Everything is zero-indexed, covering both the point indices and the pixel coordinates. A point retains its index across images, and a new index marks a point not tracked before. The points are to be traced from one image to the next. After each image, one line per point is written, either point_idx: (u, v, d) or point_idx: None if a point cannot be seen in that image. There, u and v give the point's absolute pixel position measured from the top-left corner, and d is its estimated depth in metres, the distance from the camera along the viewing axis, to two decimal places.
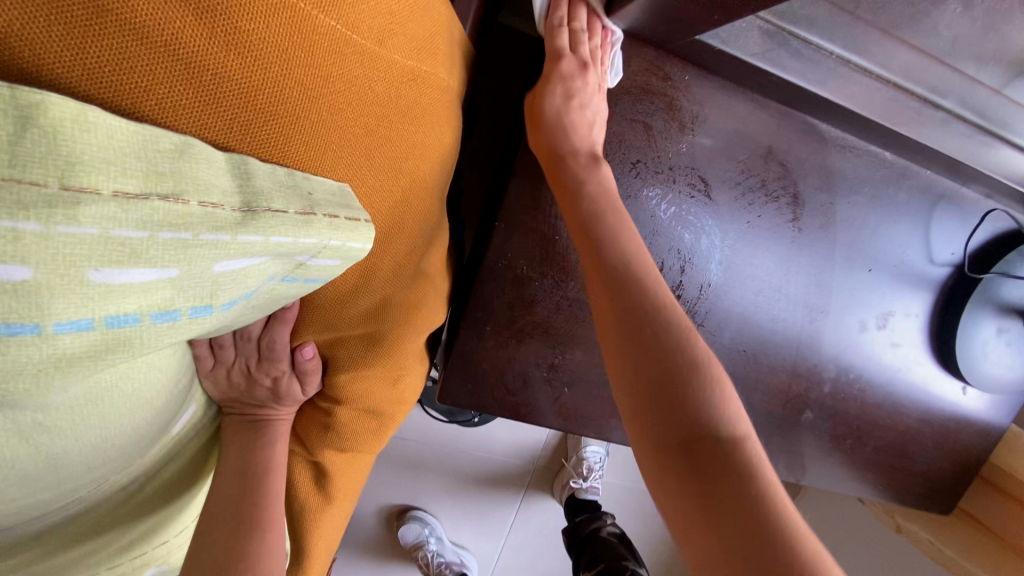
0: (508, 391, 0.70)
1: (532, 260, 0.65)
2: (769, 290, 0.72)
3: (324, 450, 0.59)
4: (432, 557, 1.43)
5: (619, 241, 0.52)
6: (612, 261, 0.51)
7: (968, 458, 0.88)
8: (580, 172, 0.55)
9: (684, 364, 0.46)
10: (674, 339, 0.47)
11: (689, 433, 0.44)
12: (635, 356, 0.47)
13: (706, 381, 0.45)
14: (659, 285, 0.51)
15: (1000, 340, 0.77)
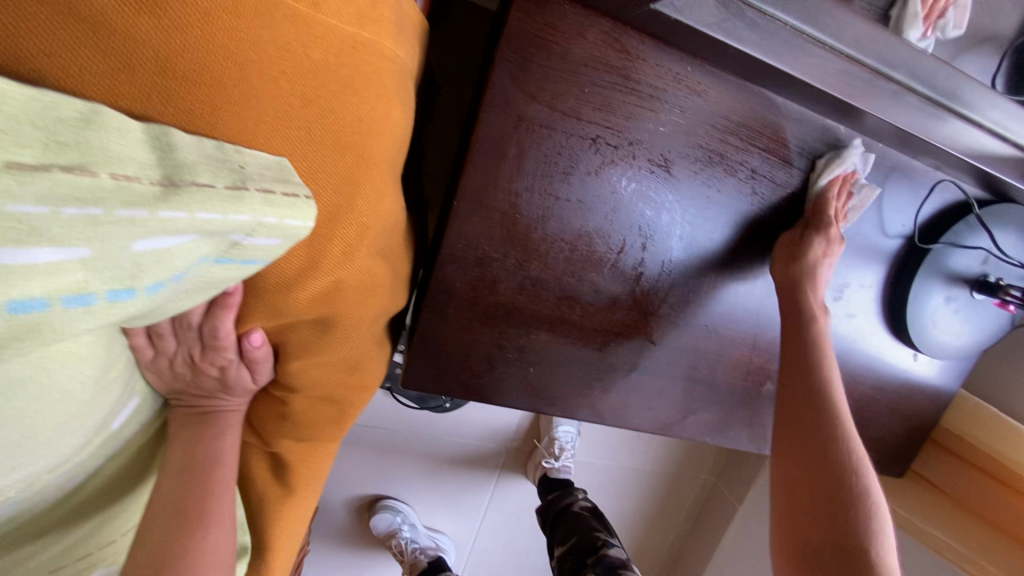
0: (473, 373, 0.69)
1: (494, 240, 0.63)
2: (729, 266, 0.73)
3: (280, 441, 0.57)
4: (407, 544, 1.44)
5: (813, 373, 0.68)
6: (815, 383, 0.68)
7: (919, 422, 0.92)
8: (812, 324, 0.71)
9: (867, 483, 0.61)
10: (851, 458, 0.63)
11: (835, 549, 0.58)
12: (810, 468, 0.63)
13: (863, 497, 0.60)
14: (843, 415, 0.66)
15: (947, 308, 0.80)
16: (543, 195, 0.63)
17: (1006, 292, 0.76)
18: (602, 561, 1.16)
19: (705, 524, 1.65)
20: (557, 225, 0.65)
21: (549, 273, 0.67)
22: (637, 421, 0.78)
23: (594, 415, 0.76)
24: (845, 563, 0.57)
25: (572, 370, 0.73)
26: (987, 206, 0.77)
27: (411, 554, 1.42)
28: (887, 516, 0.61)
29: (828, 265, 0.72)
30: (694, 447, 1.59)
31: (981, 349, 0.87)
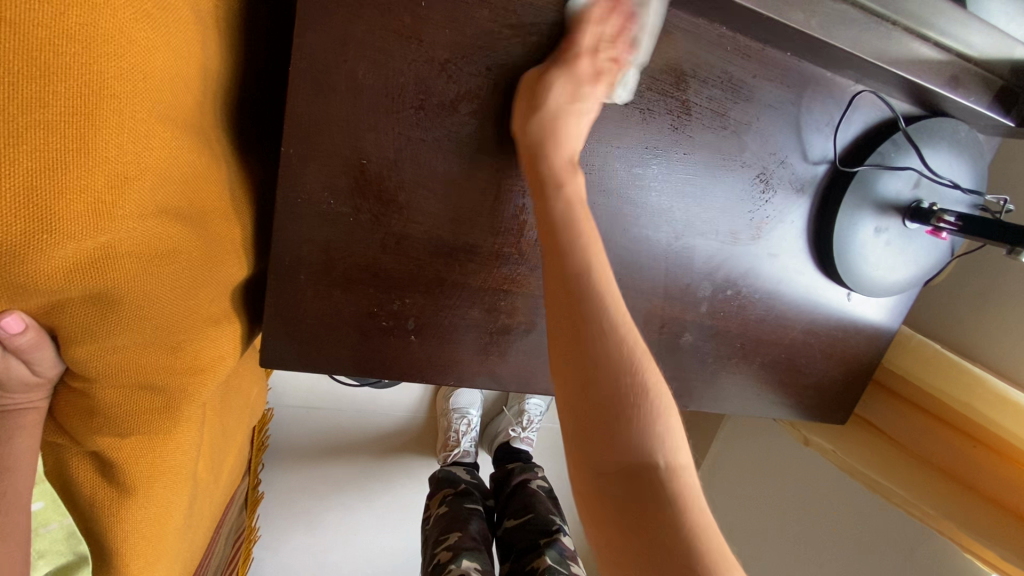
0: (344, 346, 0.62)
1: (342, 190, 0.55)
2: (629, 206, 0.65)
3: (98, 436, 0.50)
4: (461, 431, 1.34)
5: (561, 251, 0.52)
6: (579, 275, 0.51)
7: (859, 365, 0.86)
8: (549, 189, 0.54)
9: (641, 408, 0.47)
10: (626, 372, 0.48)
11: (631, 485, 0.46)
12: (577, 390, 0.48)
13: (634, 415, 0.46)
14: (609, 304, 0.50)
15: (878, 239, 0.72)
16: (393, 135, 0.55)
17: (939, 216, 0.68)
18: (555, 546, 1.03)
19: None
20: (413, 170, 0.56)
21: (415, 229, 0.58)
22: (546, 385, 0.71)
23: (494, 382, 0.69)
24: (637, 503, 0.45)
25: (460, 336, 0.65)
26: (917, 122, 0.69)
27: (457, 440, 1.33)
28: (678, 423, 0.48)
29: (541, 93, 0.54)
30: None
31: (921, 281, 0.80)
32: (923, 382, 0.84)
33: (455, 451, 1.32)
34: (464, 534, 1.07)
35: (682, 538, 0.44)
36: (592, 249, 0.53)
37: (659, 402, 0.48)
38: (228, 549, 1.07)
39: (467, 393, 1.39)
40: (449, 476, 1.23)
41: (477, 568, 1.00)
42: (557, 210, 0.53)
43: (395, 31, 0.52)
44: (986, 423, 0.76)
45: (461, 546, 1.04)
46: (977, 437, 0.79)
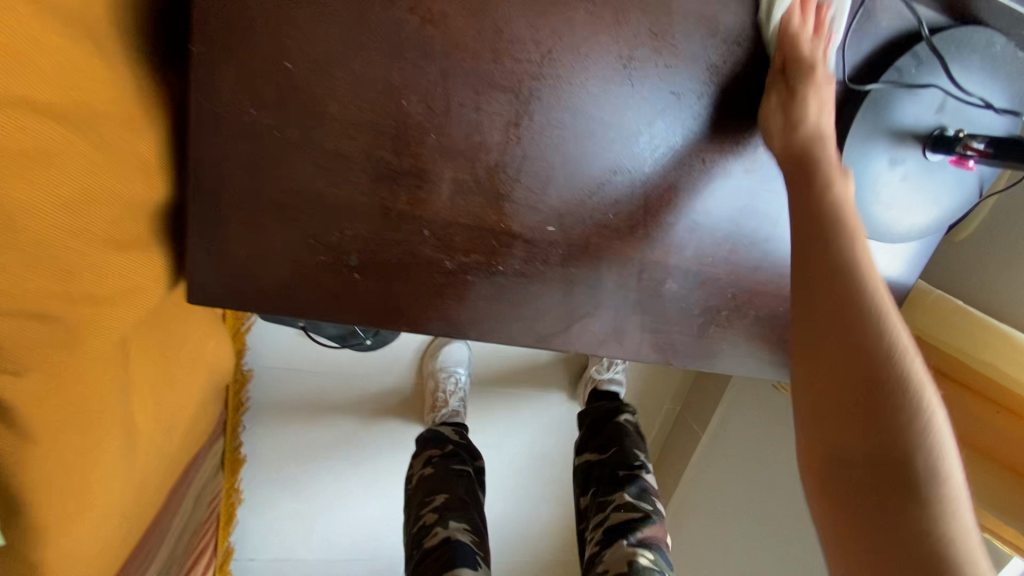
0: (278, 284, 0.56)
1: (265, 100, 0.49)
2: (602, 129, 0.57)
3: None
4: (448, 392, 1.28)
5: (825, 190, 0.53)
6: (857, 320, 0.46)
7: None
8: (834, 249, 0.49)
9: (913, 385, 0.45)
10: (888, 350, 0.46)
11: (877, 460, 0.43)
12: (834, 355, 0.46)
13: (902, 389, 0.44)
14: (871, 284, 0.48)
15: (893, 173, 0.63)
16: (323, 35, 0.48)
17: (967, 143, 0.59)
18: None
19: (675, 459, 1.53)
20: (347, 78, 0.49)
21: (351, 148, 0.51)
22: (510, 334, 0.65)
23: (452, 329, 0.63)
24: (886, 490, 0.43)
25: (410, 276, 0.59)
26: (943, 32, 0.59)
27: (444, 401, 1.27)
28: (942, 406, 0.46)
29: None
30: (653, 372, 1.48)
31: (943, 225, 0.70)
32: (942, 341, 0.75)
33: (442, 412, 1.26)
34: (451, 496, 1.04)
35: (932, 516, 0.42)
36: (887, 301, 0.48)
37: (928, 389, 0.45)
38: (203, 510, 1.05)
39: (455, 348, 1.33)
40: (438, 433, 1.17)
41: (466, 531, 0.99)
42: (825, 208, 0.52)
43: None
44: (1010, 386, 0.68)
45: (448, 509, 1.01)
46: (996, 400, 0.71)
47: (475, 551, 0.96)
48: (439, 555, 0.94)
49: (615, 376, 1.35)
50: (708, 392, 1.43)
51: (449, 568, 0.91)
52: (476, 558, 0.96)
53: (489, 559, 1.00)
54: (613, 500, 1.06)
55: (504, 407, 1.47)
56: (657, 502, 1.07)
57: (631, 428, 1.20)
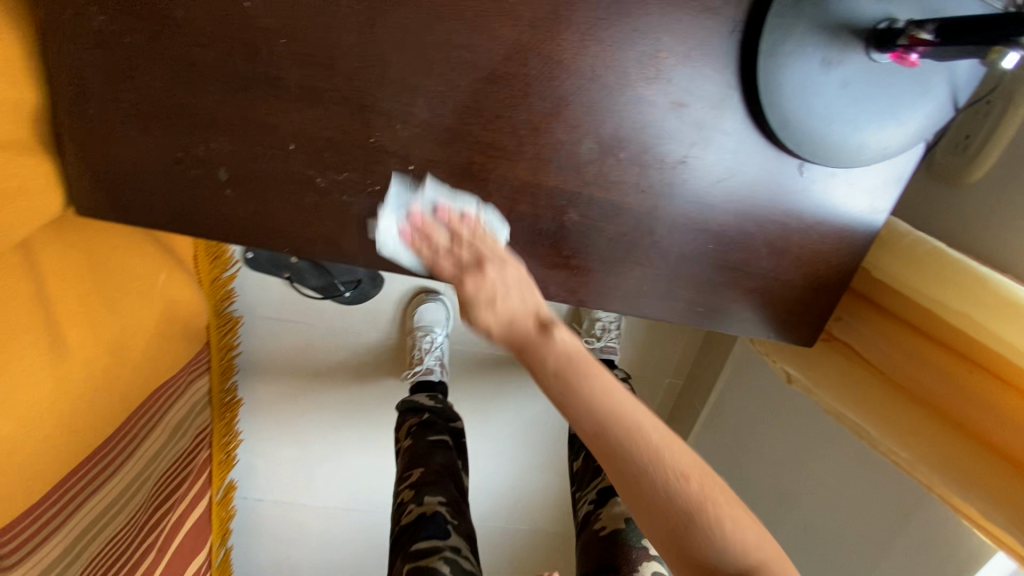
0: (154, 198, 0.57)
1: (112, 4, 0.50)
2: (471, 33, 0.53)
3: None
4: (424, 349, 1.28)
5: (545, 358, 0.48)
6: (596, 437, 0.45)
7: (830, 271, 0.67)
8: (540, 352, 0.48)
9: (667, 477, 0.44)
10: (646, 464, 0.44)
11: (688, 557, 0.42)
12: (620, 480, 0.45)
13: (667, 486, 0.43)
14: (587, 397, 0.46)
15: (826, 77, 0.54)
16: None
17: (912, 35, 0.50)
18: None
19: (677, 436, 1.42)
20: None
21: (201, 53, 0.51)
22: (401, 262, 0.62)
23: (339, 254, 0.61)
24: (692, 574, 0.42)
25: (285, 195, 0.58)
26: None
27: (421, 358, 1.28)
28: (701, 466, 0.45)
29: None
30: (653, 342, 1.38)
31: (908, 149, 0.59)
32: (914, 291, 0.64)
33: (416, 369, 1.27)
34: (426, 468, 1.00)
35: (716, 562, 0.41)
36: (592, 395, 0.46)
37: (659, 445, 0.45)
38: (186, 440, 1.11)
39: (431, 306, 1.32)
40: (413, 402, 1.17)
41: (442, 502, 0.94)
42: (548, 371, 0.47)
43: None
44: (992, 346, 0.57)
45: (423, 483, 0.97)
46: (974, 359, 0.59)
47: (449, 520, 0.91)
48: (416, 530, 0.90)
49: (602, 340, 1.28)
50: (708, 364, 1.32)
51: (425, 541, 0.87)
52: (452, 525, 0.91)
53: (468, 528, 0.95)
54: (606, 466, 0.97)
55: (494, 369, 1.43)
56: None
57: None
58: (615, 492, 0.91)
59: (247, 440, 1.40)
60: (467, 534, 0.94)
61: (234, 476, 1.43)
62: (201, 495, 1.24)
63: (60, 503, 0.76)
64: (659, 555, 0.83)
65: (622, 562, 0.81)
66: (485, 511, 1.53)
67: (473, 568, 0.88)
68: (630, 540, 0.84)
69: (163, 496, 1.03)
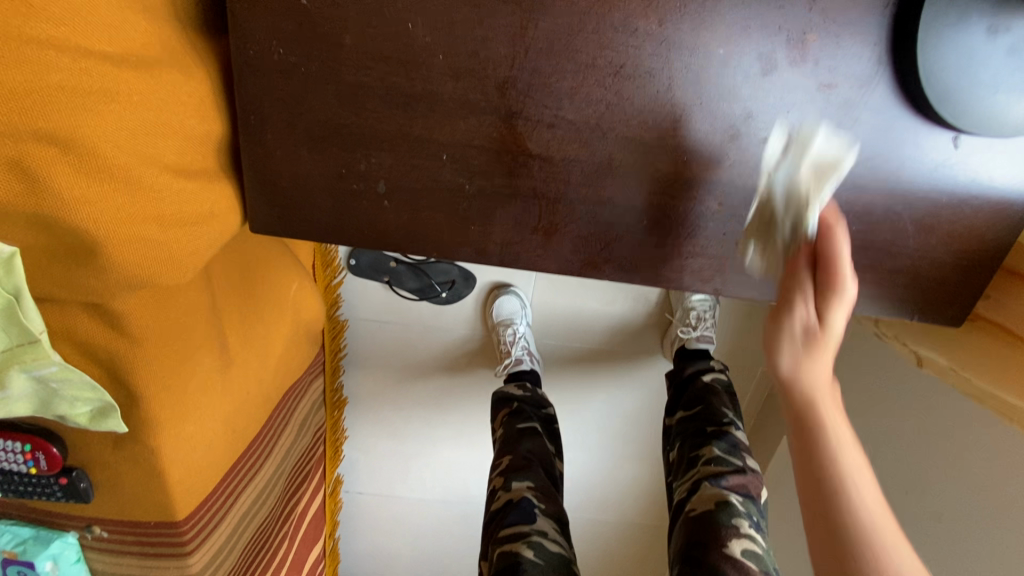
0: (320, 212, 0.62)
1: (290, 38, 0.54)
2: (618, 36, 0.54)
3: (113, 291, 0.55)
4: (509, 341, 1.32)
5: (818, 440, 0.51)
6: (821, 457, 0.50)
7: (981, 247, 0.65)
8: (807, 380, 0.51)
9: (857, 529, 0.48)
10: (846, 497, 0.49)
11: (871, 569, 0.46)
12: (809, 482, 0.51)
13: (849, 525, 0.48)
14: (833, 426, 0.51)
15: (988, 46, 0.52)
16: None
17: None
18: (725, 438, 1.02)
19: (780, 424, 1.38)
20: (356, 8, 0.53)
21: (368, 76, 0.55)
22: (539, 261, 0.65)
23: (483, 257, 0.64)
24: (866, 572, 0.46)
25: (437, 203, 0.61)
26: None
27: (508, 350, 1.32)
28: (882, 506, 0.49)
29: None
30: (746, 329, 1.36)
31: None
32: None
33: (506, 361, 1.32)
34: (514, 455, 1.08)
35: None
36: (840, 427, 0.51)
37: (862, 480, 0.50)
38: (309, 437, 1.19)
39: (512, 299, 1.34)
40: (507, 394, 1.23)
41: (529, 487, 1.01)
42: (794, 327, 0.51)
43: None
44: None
45: (512, 471, 1.05)
46: None
47: (536, 504, 0.98)
48: (504, 515, 0.97)
49: (696, 329, 1.27)
50: None
51: (514, 526, 0.94)
52: (539, 509, 0.98)
53: (557, 512, 1.01)
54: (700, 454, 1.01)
55: (583, 362, 1.44)
56: (748, 457, 0.99)
57: (718, 386, 1.14)
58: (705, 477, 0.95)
59: (353, 437, 1.48)
60: (558, 517, 1.00)
61: (342, 471, 1.52)
62: (319, 489, 1.33)
63: (227, 493, 0.84)
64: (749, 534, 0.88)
65: (711, 538, 0.87)
66: (581, 503, 1.55)
67: (563, 550, 0.94)
68: (721, 520, 0.89)
69: (293, 491, 1.11)
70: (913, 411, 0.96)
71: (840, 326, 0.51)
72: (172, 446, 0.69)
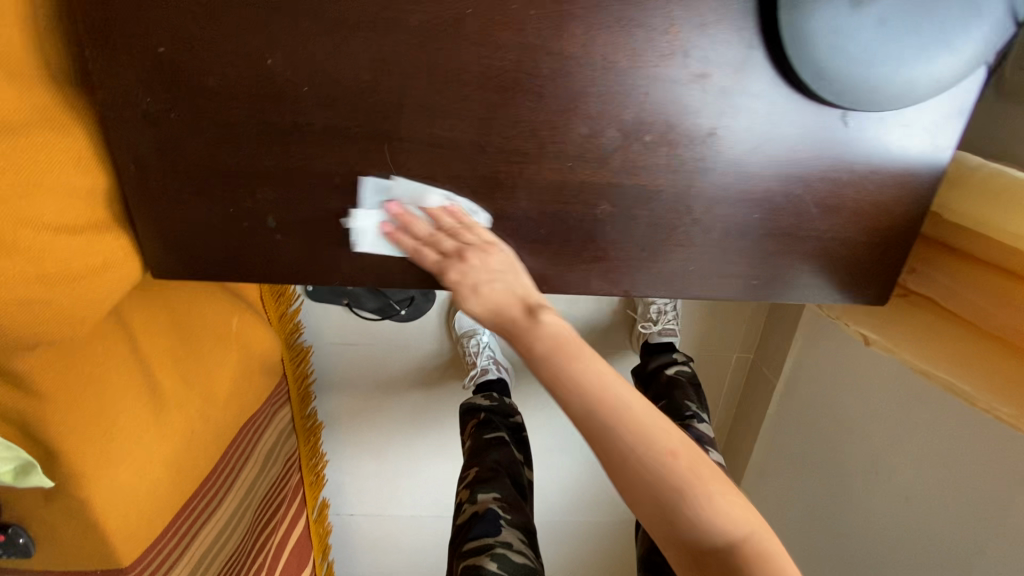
0: (216, 252, 0.62)
1: (155, 86, 0.54)
2: (482, 51, 0.53)
3: (9, 354, 0.56)
4: (473, 352, 1.31)
5: (576, 386, 0.52)
6: (620, 447, 0.49)
7: (892, 222, 0.63)
8: (528, 333, 0.55)
9: (686, 514, 0.46)
10: (677, 498, 0.46)
11: (704, 550, 0.46)
12: (621, 484, 0.49)
13: (684, 514, 0.46)
14: (599, 394, 0.51)
15: (856, 24, 0.51)
16: (187, 17, 0.52)
17: None
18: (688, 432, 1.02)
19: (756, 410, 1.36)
20: (216, 51, 0.53)
21: (238, 116, 0.55)
22: (444, 279, 0.65)
23: (386, 281, 0.64)
24: (712, 564, 0.46)
25: (329, 233, 0.61)
26: None
27: (473, 361, 1.31)
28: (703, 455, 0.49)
29: None
30: (713, 318, 1.33)
31: (966, 73, 0.54)
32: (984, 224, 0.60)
33: (473, 372, 1.31)
34: (481, 466, 1.05)
35: None
36: (615, 383, 0.52)
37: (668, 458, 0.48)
38: (280, 466, 1.20)
39: (471, 310, 1.33)
40: (472, 404, 1.22)
41: (495, 498, 0.98)
42: (536, 354, 0.54)
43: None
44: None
45: (477, 481, 1.02)
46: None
47: (501, 516, 0.95)
48: (469, 528, 0.94)
49: (658, 324, 1.26)
50: (779, 334, 1.25)
51: (478, 540, 0.91)
52: (505, 520, 0.95)
53: (525, 523, 0.98)
54: None
55: None
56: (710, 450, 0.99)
57: (682, 380, 1.13)
58: None
59: (333, 460, 1.48)
60: (525, 528, 0.97)
61: (327, 494, 1.53)
62: (299, 515, 1.34)
63: (179, 536, 0.84)
64: None
65: None
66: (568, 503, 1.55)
67: (527, 562, 0.91)
68: None
69: (265, 522, 1.12)
70: (870, 389, 0.95)
71: (558, 320, 0.56)
72: (104, 498, 0.69)
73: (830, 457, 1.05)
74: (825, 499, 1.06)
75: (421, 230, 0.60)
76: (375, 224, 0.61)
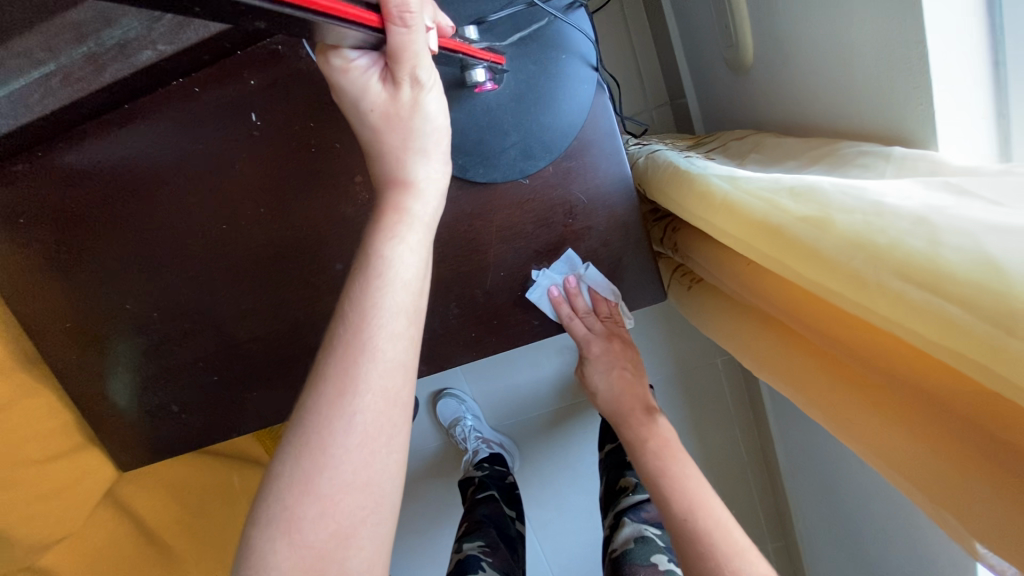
0: (154, 441, 0.85)
1: (74, 347, 0.80)
2: (251, 244, 0.75)
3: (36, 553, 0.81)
4: (462, 439, 1.40)
5: (654, 454, 0.80)
6: (666, 478, 0.75)
7: (621, 232, 0.71)
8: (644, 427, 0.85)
9: (702, 512, 0.69)
10: (696, 504, 0.70)
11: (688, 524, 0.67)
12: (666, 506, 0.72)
13: (691, 510, 0.69)
14: (673, 449, 0.79)
15: (471, 120, 0.66)
16: (76, 299, 0.78)
17: (475, 83, 0.62)
18: None
19: (759, 408, 1.30)
20: (101, 312, 0.78)
21: (127, 346, 0.80)
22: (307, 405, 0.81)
23: (268, 420, 0.83)
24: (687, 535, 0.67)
25: (217, 400, 0.82)
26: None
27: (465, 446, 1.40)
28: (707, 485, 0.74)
29: None
30: (672, 334, 1.33)
31: (583, 115, 0.67)
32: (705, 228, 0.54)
33: (469, 457, 1.39)
34: (469, 522, 1.12)
35: (718, 540, 0.65)
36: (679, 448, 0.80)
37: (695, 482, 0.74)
38: None
39: (451, 403, 1.45)
40: (468, 477, 1.31)
41: (478, 545, 1.02)
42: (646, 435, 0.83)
43: (7, 225, 0.74)
44: (896, 328, 0.32)
45: (464, 536, 1.07)
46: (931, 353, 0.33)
47: (482, 558, 0.99)
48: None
49: None
50: None
51: None
52: (487, 564, 0.99)
53: (504, 566, 1.01)
54: (623, 487, 1.07)
55: (549, 424, 1.49)
56: None
57: None
58: (625, 513, 1.00)
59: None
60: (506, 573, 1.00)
61: None
62: None
63: None
64: (669, 568, 0.89)
65: None
66: None
67: None
68: (639, 556, 0.92)
69: None
70: None
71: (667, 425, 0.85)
72: None
73: (821, 437, 0.97)
74: (838, 483, 0.96)
75: (581, 305, 0.78)
76: (545, 292, 0.74)
